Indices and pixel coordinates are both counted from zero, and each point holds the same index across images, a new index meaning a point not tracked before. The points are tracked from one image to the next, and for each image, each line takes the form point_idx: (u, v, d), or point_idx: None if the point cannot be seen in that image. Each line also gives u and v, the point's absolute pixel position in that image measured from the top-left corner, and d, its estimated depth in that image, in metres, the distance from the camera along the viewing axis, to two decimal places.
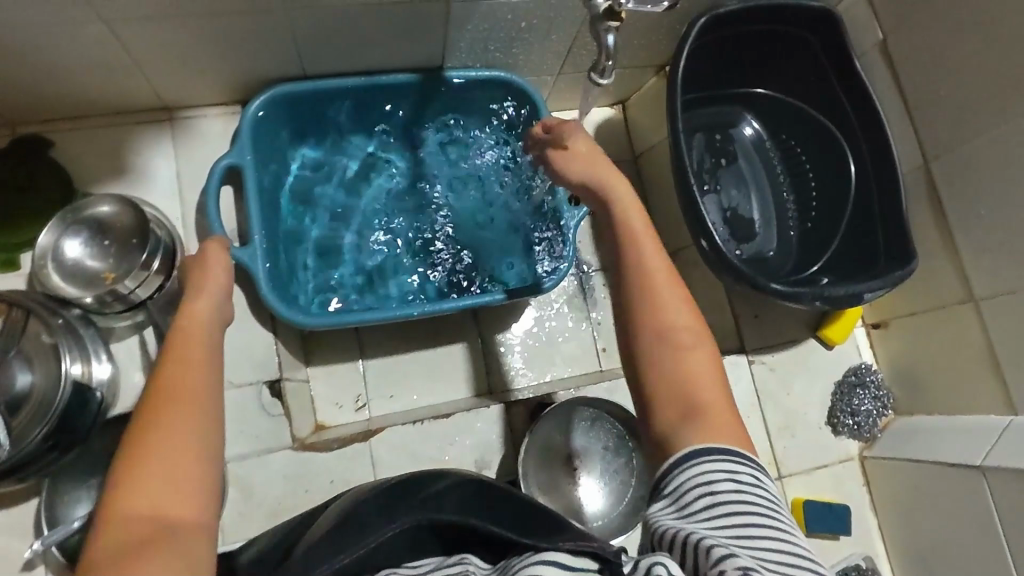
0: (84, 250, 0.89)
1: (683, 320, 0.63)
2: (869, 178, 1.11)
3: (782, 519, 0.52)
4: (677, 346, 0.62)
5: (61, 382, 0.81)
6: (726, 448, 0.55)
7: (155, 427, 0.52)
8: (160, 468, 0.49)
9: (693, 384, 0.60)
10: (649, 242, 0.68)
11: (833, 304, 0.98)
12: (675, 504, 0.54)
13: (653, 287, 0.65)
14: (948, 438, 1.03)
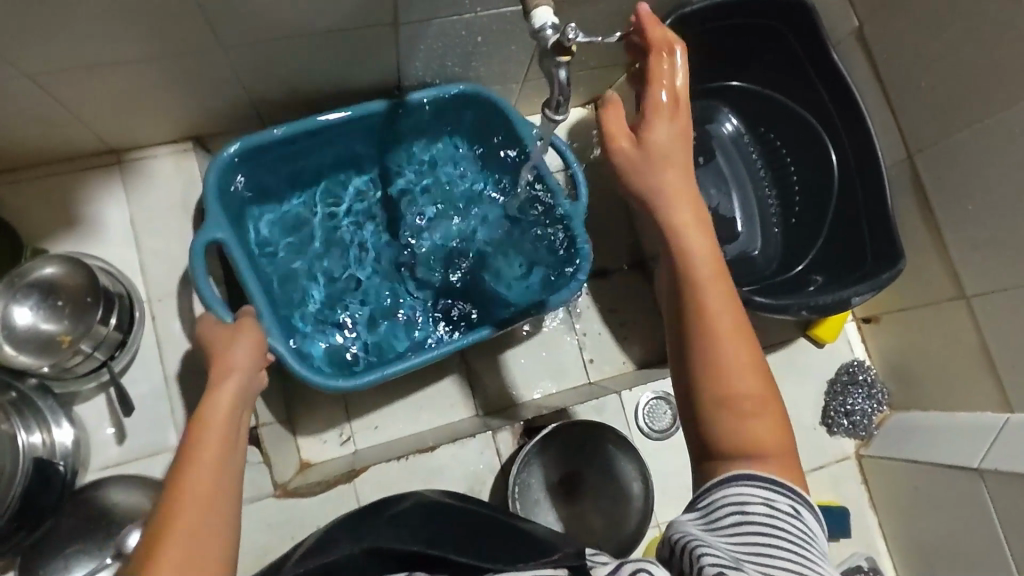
0: (36, 314, 0.85)
1: (750, 381, 0.54)
2: (852, 172, 1.07)
3: (812, 555, 0.49)
4: (741, 407, 0.54)
5: (18, 459, 0.78)
6: (767, 475, 0.52)
7: (179, 499, 0.48)
8: (182, 552, 0.46)
9: (757, 455, 0.53)
10: (713, 280, 0.57)
11: (820, 312, 0.95)
12: (705, 516, 0.53)
13: (715, 337, 0.55)
14: (944, 436, 1.01)
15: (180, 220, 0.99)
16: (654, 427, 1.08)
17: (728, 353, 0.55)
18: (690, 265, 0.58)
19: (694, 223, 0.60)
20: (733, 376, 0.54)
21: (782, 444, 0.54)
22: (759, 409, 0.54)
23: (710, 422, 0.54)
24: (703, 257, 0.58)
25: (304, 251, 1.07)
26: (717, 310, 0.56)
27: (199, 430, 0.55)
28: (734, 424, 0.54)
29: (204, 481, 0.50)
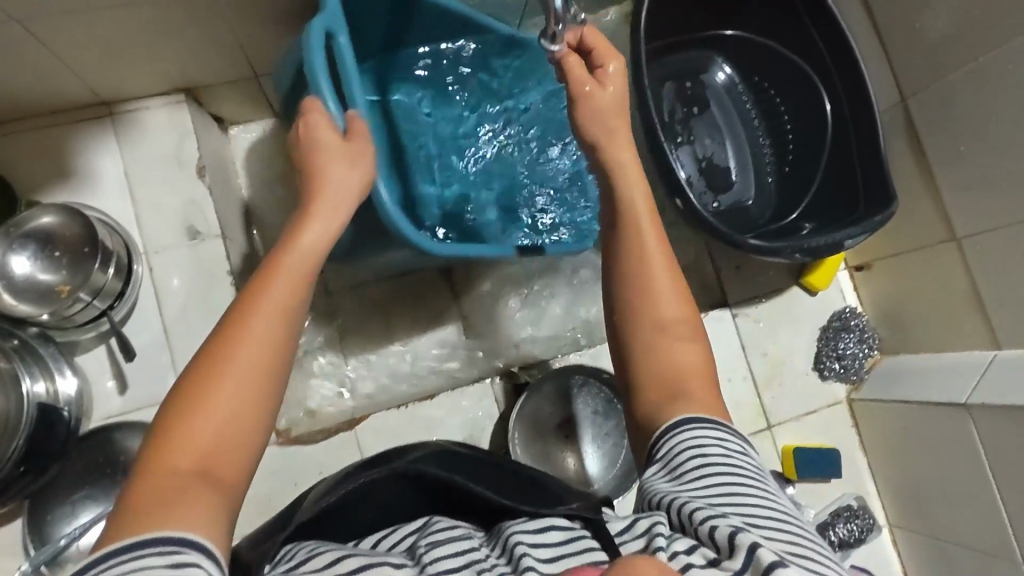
0: (34, 265, 0.85)
1: (674, 313, 0.64)
2: (846, 119, 1.07)
3: (768, 484, 0.53)
4: (668, 330, 0.63)
5: (23, 404, 0.78)
6: (711, 419, 0.57)
7: (232, 342, 0.48)
8: (228, 395, 0.46)
9: (676, 374, 0.62)
10: (651, 230, 0.67)
11: (814, 254, 0.96)
12: (669, 468, 0.55)
13: (647, 270, 0.65)
14: (933, 376, 1.03)
15: (174, 171, 0.99)
16: None
17: (662, 288, 0.64)
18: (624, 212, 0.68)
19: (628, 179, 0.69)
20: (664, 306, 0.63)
21: (702, 370, 0.62)
22: (674, 331, 0.63)
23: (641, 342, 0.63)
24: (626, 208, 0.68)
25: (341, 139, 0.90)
26: (638, 250, 0.66)
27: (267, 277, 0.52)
28: (661, 345, 0.63)
29: (258, 337, 0.49)
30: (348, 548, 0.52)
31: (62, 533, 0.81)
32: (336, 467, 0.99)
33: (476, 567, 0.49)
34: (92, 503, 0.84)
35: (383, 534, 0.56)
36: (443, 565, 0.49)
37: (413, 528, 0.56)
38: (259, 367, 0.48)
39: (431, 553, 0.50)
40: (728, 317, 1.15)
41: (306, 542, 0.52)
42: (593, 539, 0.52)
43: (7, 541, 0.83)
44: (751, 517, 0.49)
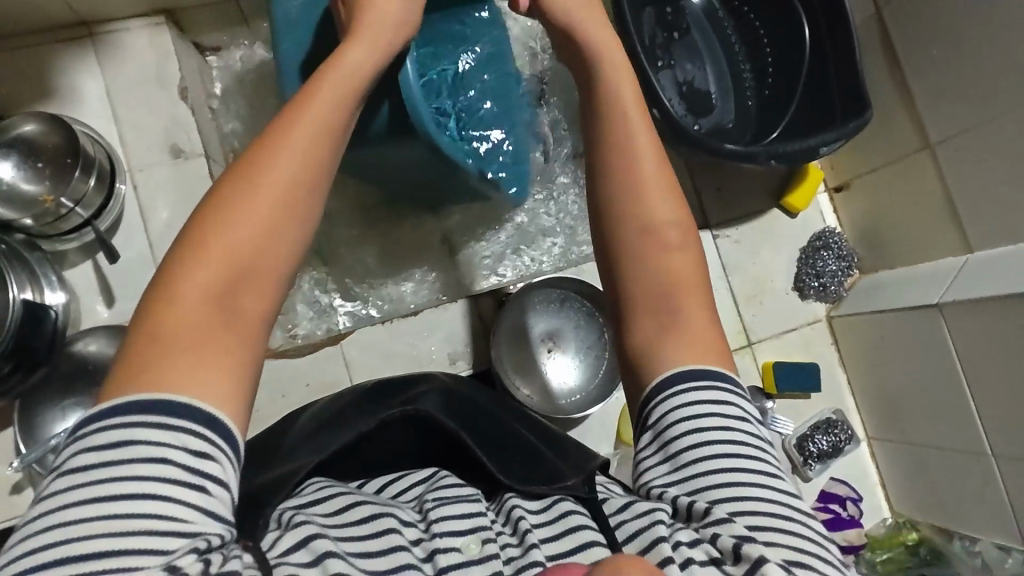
0: (17, 173, 0.86)
1: (672, 217, 0.66)
2: (822, 34, 1.08)
3: (767, 459, 0.53)
4: (665, 240, 0.65)
5: (8, 305, 0.79)
6: (711, 377, 0.56)
7: (225, 214, 0.51)
8: (219, 261, 0.50)
9: (674, 284, 0.64)
10: (649, 150, 0.69)
11: (787, 160, 0.98)
12: (666, 451, 0.54)
13: (642, 188, 0.67)
14: (910, 285, 1.05)
15: (156, 92, 1.00)
16: None
17: (656, 204, 0.66)
18: (624, 124, 0.71)
19: (616, 104, 0.72)
20: (659, 209, 0.66)
21: (695, 279, 0.64)
22: (661, 236, 0.65)
23: (630, 250, 0.65)
24: (628, 123, 0.70)
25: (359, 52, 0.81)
26: (644, 164, 0.68)
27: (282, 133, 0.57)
28: (653, 254, 0.65)
29: (272, 189, 0.54)
30: (356, 494, 0.56)
31: (51, 434, 0.84)
32: (322, 379, 1.01)
33: (481, 534, 0.52)
34: (83, 407, 0.87)
35: (388, 483, 0.61)
36: (447, 522, 0.52)
37: (419, 477, 0.61)
38: (250, 238, 0.51)
39: (436, 511, 0.53)
40: (708, 237, 1.16)
41: (315, 479, 0.58)
42: (591, 519, 0.54)
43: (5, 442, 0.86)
44: (754, 513, 0.50)
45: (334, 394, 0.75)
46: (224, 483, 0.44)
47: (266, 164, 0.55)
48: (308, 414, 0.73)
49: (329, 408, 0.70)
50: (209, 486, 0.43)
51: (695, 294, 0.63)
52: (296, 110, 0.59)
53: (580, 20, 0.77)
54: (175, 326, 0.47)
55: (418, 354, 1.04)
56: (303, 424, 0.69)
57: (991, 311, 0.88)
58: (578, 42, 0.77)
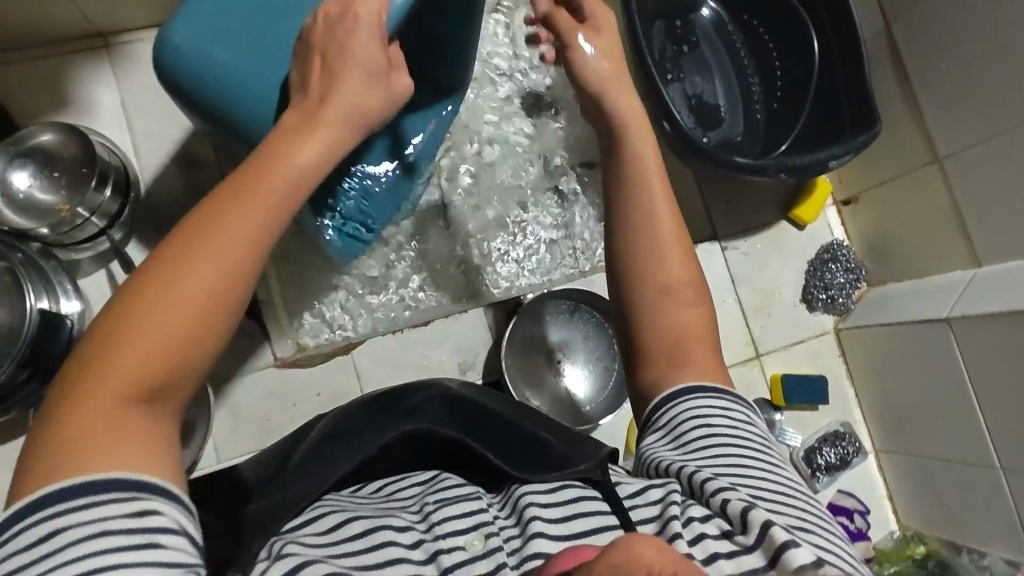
0: (34, 182, 0.88)
1: (680, 273, 0.66)
2: (831, 49, 1.09)
3: (768, 457, 0.58)
4: (677, 293, 0.65)
5: (26, 314, 0.80)
6: (716, 386, 0.62)
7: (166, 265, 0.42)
8: (152, 323, 0.41)
9: (688, 337, 0.64)
10: (665, 204, 0.68)
11: (797, 173, 0.99)
12: (674, 438, 0.59)
13: (660, 243, 0.66)
14: (917, 299, 1.06)
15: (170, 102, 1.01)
16: None
17: (669, 263, 0.66)
18: (643, 180, 0.68)
19: (641, 146, 0.70)
20: (671, 267, 0.66)
21: (703, 330, 0.65)
22: (675, 287, 0.65)
23: (643, 302, 0.65)
24: (646, 173, 0.69)
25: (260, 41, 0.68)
26: (655, 220, 0.67)
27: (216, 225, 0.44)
28: (671, 308, 0.65)
29: (207, 266, 0.43)
30: (359, 505, 0.57)
31: None
32: (333, 389, 1.01)
33: (484, 531, 0.54)
34: None
35: (393, 483, 0.63)
36: (450, 525, 0.54)
37: (422, 479, 0.63)
38: (199, 291, 0.42)
39: (439, 513, 0.54)
40: (717, 250, 1.16)
41: (318, 500, 0.59)
42: (604, 502, 0.56)
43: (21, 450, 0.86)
44: (756, 491, 0.54)
45: (338, 407, 0.77)
46: (179, 531, 0.40)
47: (188, 263, 0.42)
48: (312, 432, 0.73)
49: (335, 420, 0.71)
50: (162, 539, 0.38)
51: (702, 348, 0.64)
52: (243, 191, 0.46)
53: (612, 90, 0.73)
54: (79, 432, 0.39)
55: (428, 365, 1.04)
56: (314, 432, 0.72)
57: (1001, 325, 0.88)
58: (603, 103, 0.73)
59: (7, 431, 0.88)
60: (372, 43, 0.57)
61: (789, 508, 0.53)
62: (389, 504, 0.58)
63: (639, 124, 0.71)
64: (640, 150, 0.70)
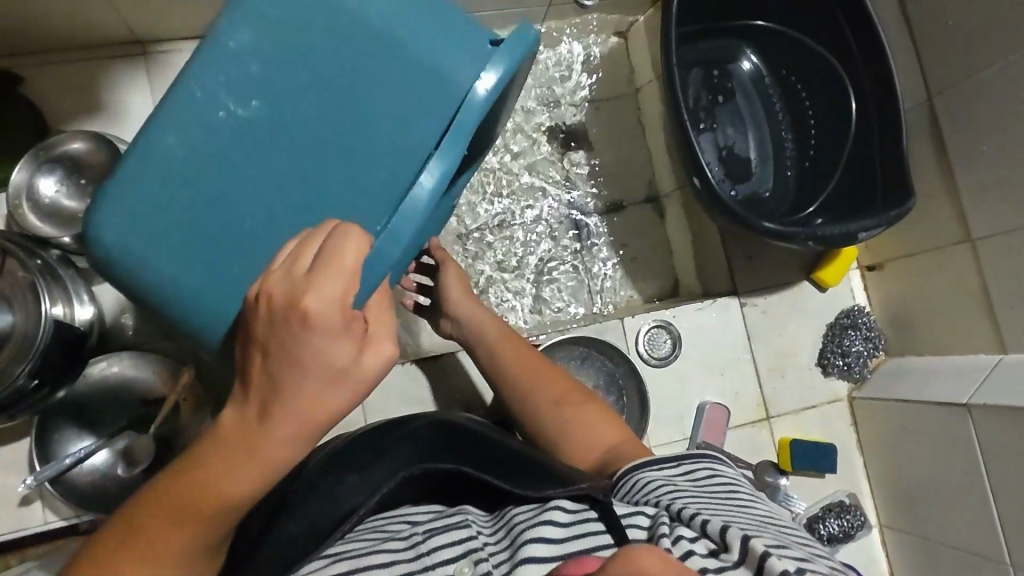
0: (59, 189, 0.88)
1: (558, 386, 0.82)
2: (869, 115, 1.07)
3: (737, 497, 0.62)
4: (565, 402, 0.80)
5: (40, 321, 0.78)
6: (669, 454, 0.67)
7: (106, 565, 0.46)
8: None
9: (592, 428, 0.77)
10: (518, 350, 0.86)
11: (827, 243, 0.98)
12: (642, 491, 0.63)
13: (530, 376, 0.83)
14: (937, 378, 1.04)
15: None
16: (654, 353, 1.10)
17: (547, 387, 0.82)
18: (496, 353, 0.86)
19: (486, 319, 0.89)
20: (547, 389, 0.82)
21: (601, 414, 0.79)
22: (562, 399, 0.80)
23: (544, 425, 0.79)
24: (490, 338, 0.87)
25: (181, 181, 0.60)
26: (516, 368, 0.84)
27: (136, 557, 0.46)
28: (568, 411, 0.79)
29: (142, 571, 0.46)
30: (348, 535, 0.58)
31: (67, 452, 0.85)
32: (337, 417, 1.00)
33: (473, 557, 0.54)
34: (98, 427, 0.88)
35: (392, 514, 0.63)
36: (440, 554, 0.54)
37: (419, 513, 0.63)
38: None
39: (430, 542, 0.55)
40: (735, 306, 1.14)
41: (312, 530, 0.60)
42: (601, 521, 0.57)
43: (23, 455, 0.87)
44: (727, 516, 0.57)
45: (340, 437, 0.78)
46: None
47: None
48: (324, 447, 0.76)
49: (338, 448, 0.72)
50: None
51: (611, 427, 0.78)
52: (168, 522, 0.47)
53: (462, 309, 0.90)
54: None
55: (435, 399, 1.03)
56: (323, 460, 0.71)
57: None
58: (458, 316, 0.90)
59: (9, 433, 0.88)
60: (331, 341, 0.47)
61: (765, 531, 0.56)
62: (378, 536, 0.58)
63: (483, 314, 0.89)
64: (492, 324, 0.89)
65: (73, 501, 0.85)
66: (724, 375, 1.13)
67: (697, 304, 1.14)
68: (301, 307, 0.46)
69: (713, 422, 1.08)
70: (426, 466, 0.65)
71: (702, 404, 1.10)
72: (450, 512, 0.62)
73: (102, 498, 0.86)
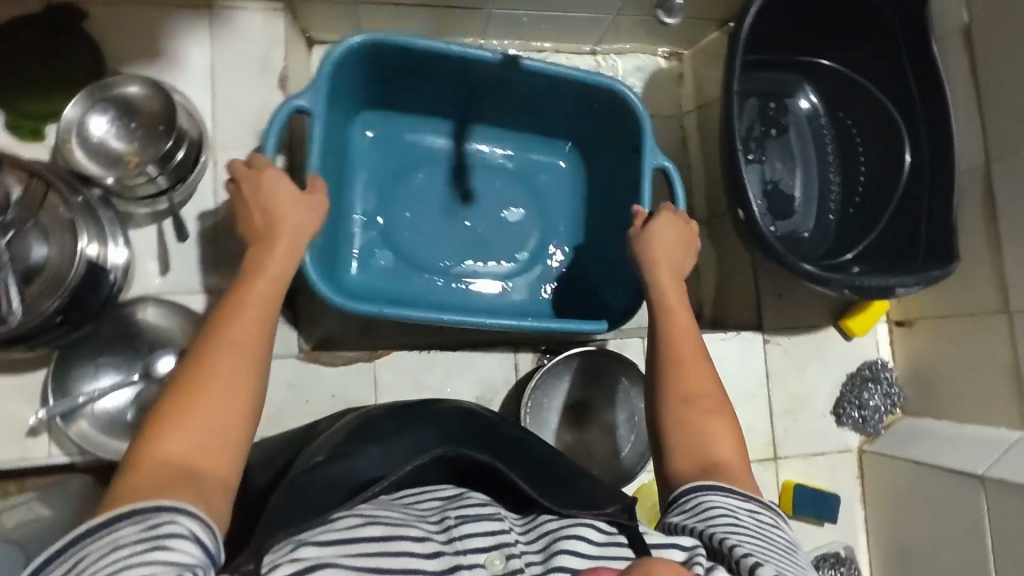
0: (109, 129, 0.88)
1: (706, 384, 0.72)
2: (923, 169, 1.06)
3: (793, 555, 0.60)
4: (700, 404, 0.71)
5: (73, 260, 0.80)
6: (744, 491, 0.64)
7: (192, 398, 0.54)
8: (185, 433, 0.53)
9: (709, 441, 0.68)
10: (687, 327, 0.78)
11: (861, 293, 0.96)
12: (699, 514, 0.61)
13: (679, 357, 0.74)
14: (955, 445, 1.03)
15: (257, 76, 0.99)
16: None
17: (691, 376, 0.73)
18: (672, 315, 0.79)
19: (672, 285, 0.82)
20: (689, 381, 0.72)
21: (732, 439, 0.69)
22: (700, 399, 0.71)
23: (666, 412, 0.71)
24: (673, 307, 0.80)
25: (412, 250, 1.07)
26: (684, 339, 0.76)
27: (192, 391, 0.54)
28: (692, 417, 0.70)
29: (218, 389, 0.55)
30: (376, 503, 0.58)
31: (81, 391, 0.86)
32: (348, 395, 1.00)
33: (505, 551, 0.55)
34: (113, 370, 0.88)
35: (412, 492, 0.63)
36: (471, 542, 0.55)
37: (442, 495, 0.63)
38: (226, 401, 0.55)
39: (462, 529, 0.55)
40: (759, 341, 1.13)
41: (330, 488, 0.60)
42: (628, 547, 0.56)
43: (36, 386, 0.88)
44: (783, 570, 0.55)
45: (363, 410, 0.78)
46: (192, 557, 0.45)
47: (194, 415, 0.53)
48: (351, 417, 0.76)
49: (361, 422, 0.72)
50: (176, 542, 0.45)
51: (733, 451, 0.68)
52: (230, 355, 0.57)
53: (657, 262, 0.84)
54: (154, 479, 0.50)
55: (447, 391, 1.02)
56: (339, 441, 0.69)
57: None
58: (655, 268, 0.84)
59: (24, 363, 0.88)
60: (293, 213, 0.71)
61: None
62: (410, 512, 0.59)
63: (672, 281, 0.83)
64: (673, 290, 0.82)
65: (79, 439, 0.86)
66: (739, 409, 1.11)
67: (721, 334, 1.12)
68: (262, 175, 0.73)
69: None
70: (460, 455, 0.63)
71: None
72: (479, 500, 0.61)
73: (107, 440, 0.86)
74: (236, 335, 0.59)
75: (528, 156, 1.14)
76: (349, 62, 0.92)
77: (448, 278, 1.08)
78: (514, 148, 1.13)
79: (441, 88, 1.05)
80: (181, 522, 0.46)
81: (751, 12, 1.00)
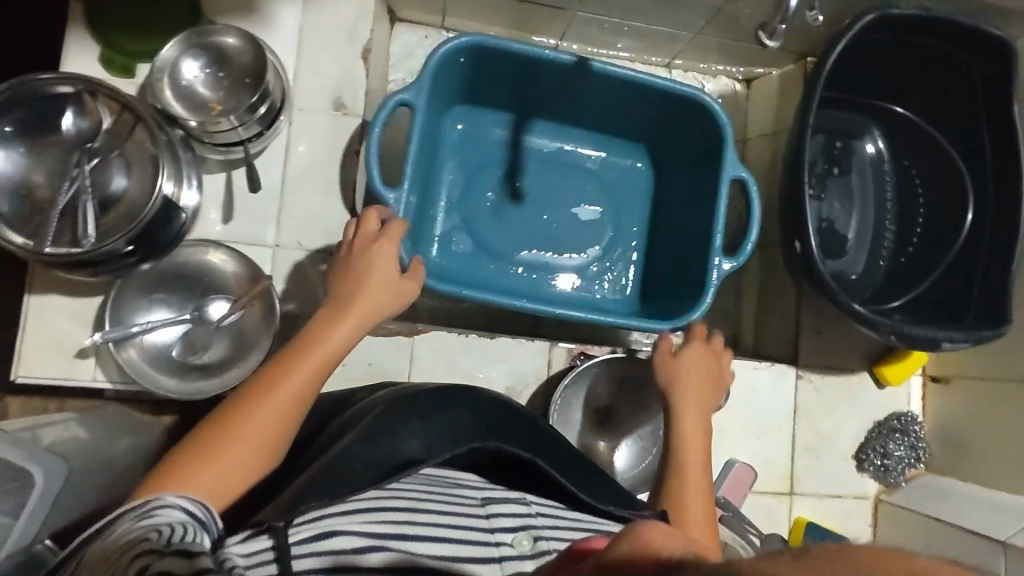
0: (199, 75, 0.91)
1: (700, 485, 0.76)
2: (984, 228, 1.05)
3: None
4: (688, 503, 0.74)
5: (152, 195, 0.81)
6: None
7: (241, 421, 0.62)
8: (226, 450, 0.60)
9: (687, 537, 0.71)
10: (699, 432, 0.83)
11: (908, 341, 0.96)
12: None
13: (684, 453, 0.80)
14: (976, 508, 1.02)
15: (342, 45, 1.01)
16: None
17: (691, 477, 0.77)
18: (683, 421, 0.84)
19: (695, 389, 0.88)
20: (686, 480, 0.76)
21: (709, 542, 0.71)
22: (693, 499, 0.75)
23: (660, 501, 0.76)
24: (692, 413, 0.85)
25: (492, 240, 1.10)
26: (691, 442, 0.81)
27: (237, 426, 0.62)
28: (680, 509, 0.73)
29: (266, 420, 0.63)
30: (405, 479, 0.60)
31: (135, 321, 0.88)
32: (383, 365, 1.01)
33: (532, 532, 0.56)
34: (166, 307, 0.91)
35: (439, 473, 0.65)
36: (502, 522, 0.57)
37: (468, 481, 0.65)
38: (266, 435, 0.62)
39: (494, 511, 0.58)
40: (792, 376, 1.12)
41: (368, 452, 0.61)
42: None
43: (92, 311, 0.91)
44: None
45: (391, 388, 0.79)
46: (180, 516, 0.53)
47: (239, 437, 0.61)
48: (382, 392, 0.77)
49: (394, 395, 0.73)
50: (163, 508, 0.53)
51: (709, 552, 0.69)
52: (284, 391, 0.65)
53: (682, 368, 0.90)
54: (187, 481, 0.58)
55: (479, 377, 1.04)
56: (378, 407, 0.70)
57: None
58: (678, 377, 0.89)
59: (84, 287, 0.91)
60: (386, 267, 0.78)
61: None
62: (438, 490, 0.60)
63: (696, 387, 0.87)
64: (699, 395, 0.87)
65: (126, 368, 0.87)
66: (762, 440, 1.11)
67: (756, 363, 1.12)
68: (377, 241, 0.79)
69: (737, 481, 1.07)
70: (505, 441, 0.65)
71: (731, 460, 1.08)
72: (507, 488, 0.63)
73: (152, 371, 0.88)
74: (295, 375, 0.66)
75: (611, 159, 1.16)
76: (453, 59, 0.96)
77: (519, 269, 1.10)
78: (589, 146, 1.15)
79: (526, 89, 1.07)
80: (169, 498, 0.54)
81: (838, 47, 1.00)
